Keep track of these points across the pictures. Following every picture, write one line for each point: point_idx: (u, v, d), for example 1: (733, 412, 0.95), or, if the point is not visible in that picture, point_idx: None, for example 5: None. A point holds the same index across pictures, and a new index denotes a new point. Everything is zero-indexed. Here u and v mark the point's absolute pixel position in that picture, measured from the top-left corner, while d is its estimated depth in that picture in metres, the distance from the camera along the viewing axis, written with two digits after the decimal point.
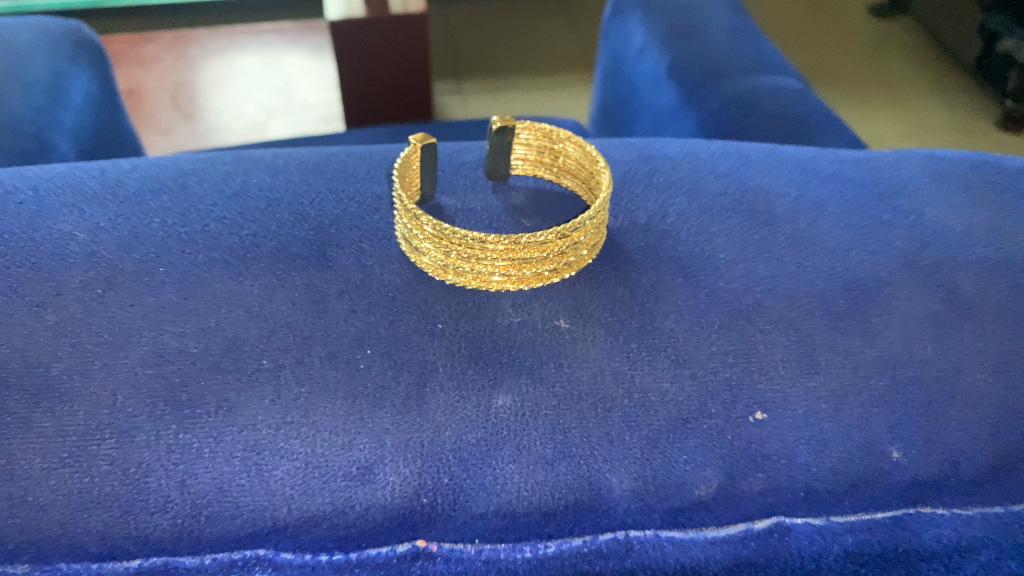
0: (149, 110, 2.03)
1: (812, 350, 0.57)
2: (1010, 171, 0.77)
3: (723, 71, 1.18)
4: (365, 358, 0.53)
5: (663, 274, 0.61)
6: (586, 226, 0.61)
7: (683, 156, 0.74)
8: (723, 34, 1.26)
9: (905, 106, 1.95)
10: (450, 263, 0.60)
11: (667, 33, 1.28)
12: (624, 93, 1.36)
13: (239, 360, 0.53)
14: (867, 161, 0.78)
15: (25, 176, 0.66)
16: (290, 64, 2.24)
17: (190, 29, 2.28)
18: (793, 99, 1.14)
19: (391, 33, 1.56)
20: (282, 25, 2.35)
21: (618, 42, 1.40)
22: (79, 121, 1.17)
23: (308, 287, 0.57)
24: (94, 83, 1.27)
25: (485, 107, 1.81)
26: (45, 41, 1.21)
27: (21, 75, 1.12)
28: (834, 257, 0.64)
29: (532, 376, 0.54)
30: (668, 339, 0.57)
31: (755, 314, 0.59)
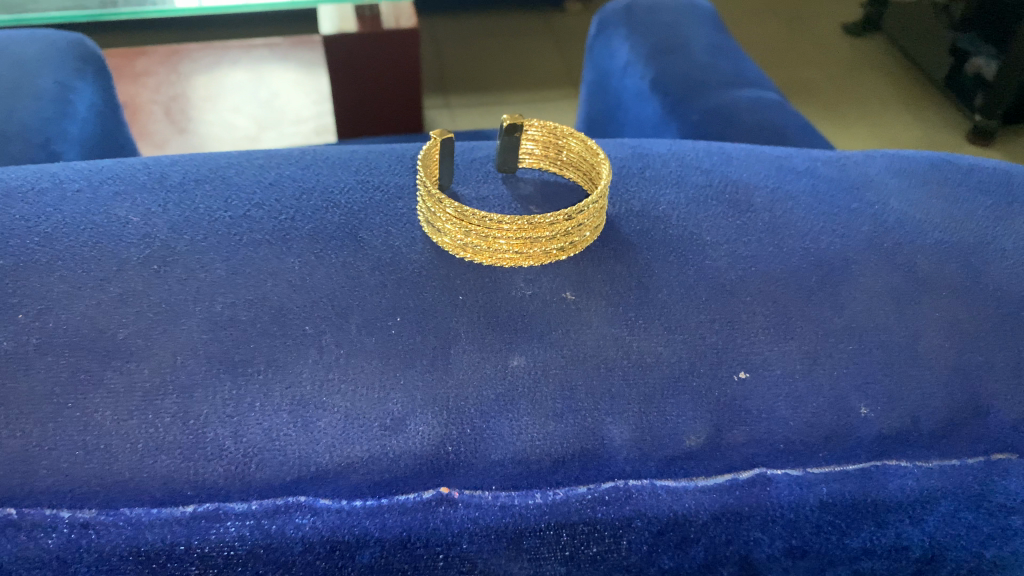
0: (143, 122, 2.09)
1: (788, 319, 0.65)
2: (965, 167, 0.86)
3: (703, 86, 1.27)
4: (397, 325, 0.60)
5: (656, 254, 0.68)
6: (591, 210, 0.67)
7: (672, 154, 0.82)
8: (704, 51, 1.36)
9: (879, 121, 1.94)
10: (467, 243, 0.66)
11: (651, 51, 1.36)
12: (608, 106, 1.42)
13: (286, 326, 0.60)
14: (836, 160, 0.87)
15: (78, 168, 0.73)
16: (279, 79, 2.32)
17: (183, 46, 2.38)
18: (768, 111, 1.23)
19: (385, 48, 1.65)
20: (272, 41, 2.45)
21: (604, 60, 1.46)
22: (86, 131, 1.24)
23: (342, 264, 0.64)
24: (99, 97, 1.34)
25: (473, 121, 1.89)
26: (53, 56, 1.28)
27: (30, 88, 1.18)
28: (806, 240, 0.72)
29: (543, 340, 0.61)
30: (661, 309, 0.64)
31: (738, 289, 0.66)
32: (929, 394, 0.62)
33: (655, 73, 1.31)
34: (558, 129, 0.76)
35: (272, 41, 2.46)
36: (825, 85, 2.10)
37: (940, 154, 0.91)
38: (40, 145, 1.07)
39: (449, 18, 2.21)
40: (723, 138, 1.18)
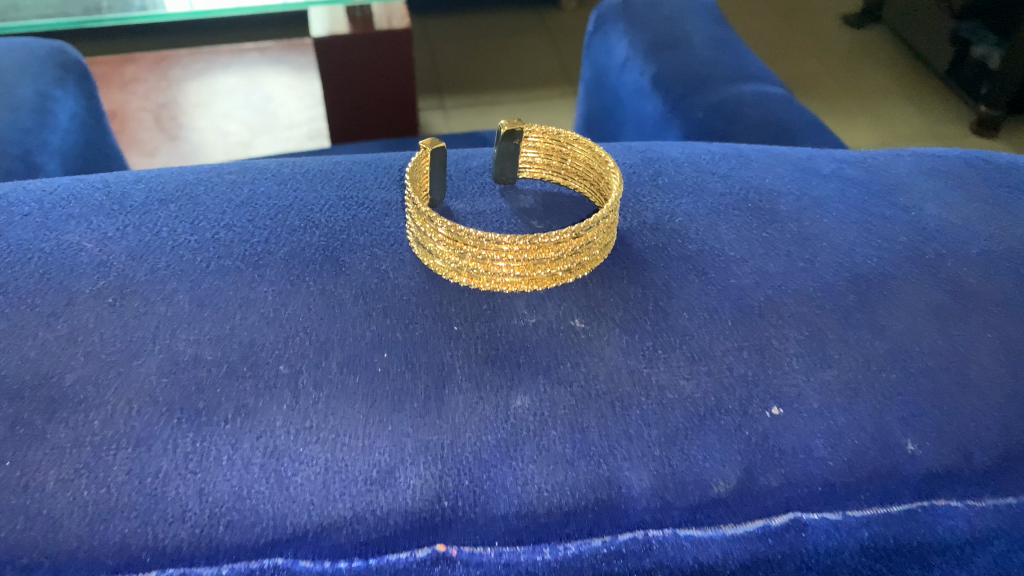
0: (132, 131, 1.97)
1: (824, 343, 0.58)
2: (1003, 166, 0.79)
3: (701, 82, 1.18)
4: (383, 362, 0.53)
5: (675, 272, 0.61)
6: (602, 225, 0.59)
7: (685, 158, 0.75)
8: (705, 44, 1.27)
9: (881, 112, 1.85)
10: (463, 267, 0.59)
11: (651, 46, 1.27)
12: (608, 106, 1.34)
13: (256, 366, 0.52)
14: (863, 161, 0.79)
15: (29, 189, 0.65)
16: (274, 81, 2.18)
17: (173, 52, 2.25)
18: (776, 106, 1.15)
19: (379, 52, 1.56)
20: (265, 44, 2.30)
21: (602, 56, 1.37)
22: (66, 142, 1.16)
23: (322, 291, 0.56)
24: (81, 108, 1.26)
25: (469, 121, 1.82)
26: (32, 64, 1.21)
27: (9, 98, 1.11)
28: (840, 252, 0.64)
29: (550, 376, 0.54)
30: (683, 336, 0.57)
31: (767, 310, 0.59)
32: (985, 426, 0.55)
33: (656, 67, 1.22)
34: (560, 133, 0.69)
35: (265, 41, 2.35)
36: (824, 74, 1.99)
37: (974, 151, 0.84)
38: (10, 158, 1.00)
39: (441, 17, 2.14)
40: (728, 137, 1.10)
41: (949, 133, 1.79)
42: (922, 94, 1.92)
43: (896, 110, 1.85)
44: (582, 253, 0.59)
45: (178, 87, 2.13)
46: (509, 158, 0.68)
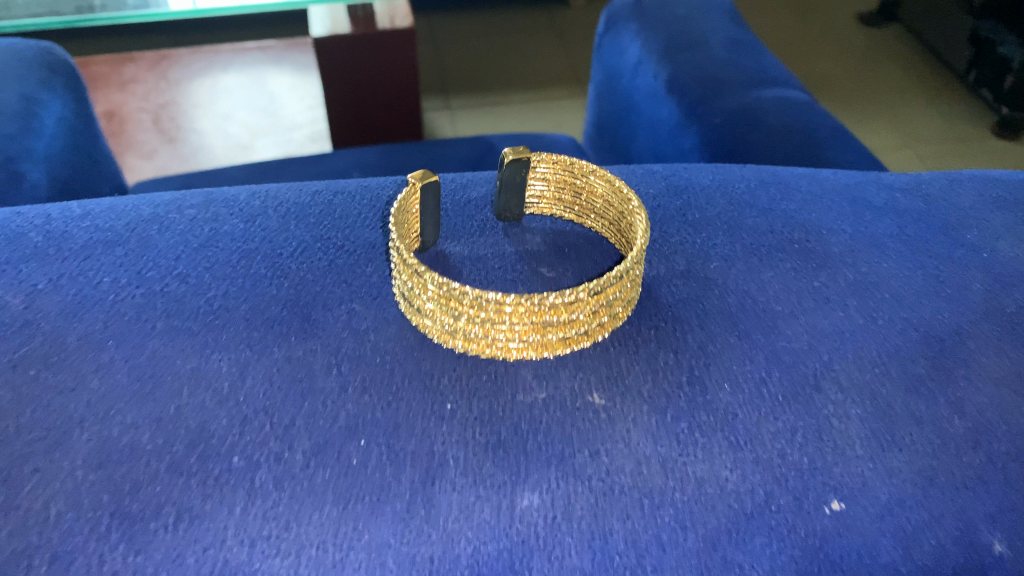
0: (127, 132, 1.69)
1: (892, 422, 0.48)
2: None
3: (721, 83, 0.95)
4: (359, 452, 0.43)
5: (712, 331, 0.51)
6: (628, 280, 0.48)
7: (716, 187, 0.65)
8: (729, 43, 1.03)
9: (895, 108, 1.71)
10: (457, 329, 0.47)
11: (666, 44, 1.02)
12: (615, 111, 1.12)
13: (205, 459, 0.43)
14: (920, 187, 0.69)
15: None
16: (275, 77, 1.86)
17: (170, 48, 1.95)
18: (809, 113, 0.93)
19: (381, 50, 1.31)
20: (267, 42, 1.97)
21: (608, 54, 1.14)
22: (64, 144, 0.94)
23: (289, 360, 0.47)
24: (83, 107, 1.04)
25: (475, 124, 1.71)
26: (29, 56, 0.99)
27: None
28: (904, 305, 0.54)
29: (563, 468, 0.43)
30: (724, 415, 0.47)
31: (823, 380, 0.49)
32: None
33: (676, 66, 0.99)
34: (574, 162, 0.57)
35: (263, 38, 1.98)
36: (842, 59, 1.85)
37: None
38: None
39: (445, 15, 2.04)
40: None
41: (966, 133, 1.64)
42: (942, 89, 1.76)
43: (911, 107, 1.71)
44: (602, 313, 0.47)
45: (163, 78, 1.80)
46: (517, 192, 0.57)
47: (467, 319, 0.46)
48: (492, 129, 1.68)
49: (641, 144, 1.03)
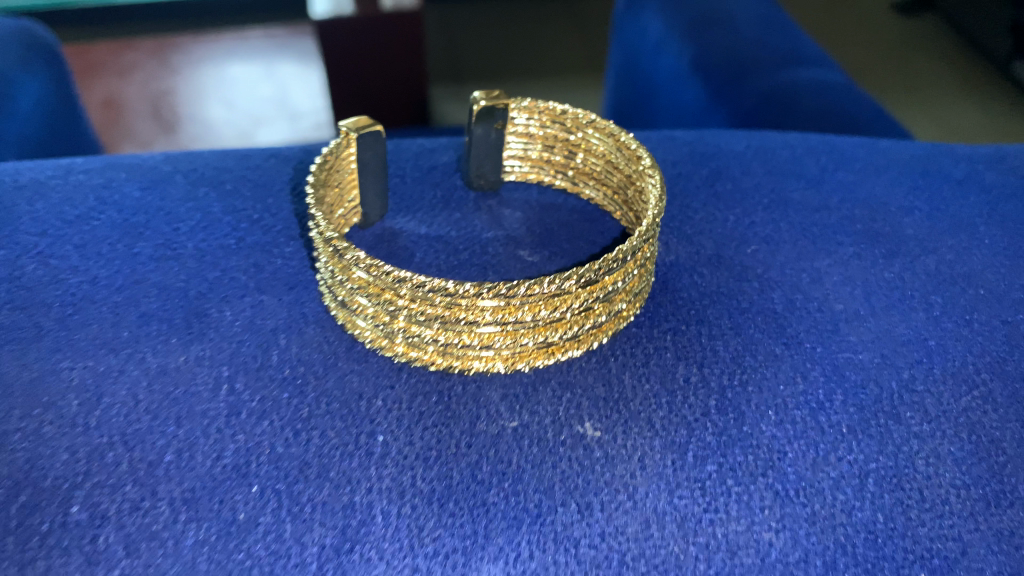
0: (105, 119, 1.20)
1: (1000, 467, 0.34)
2: None
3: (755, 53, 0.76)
4: (248, 504, 0.30)
5: (751, 338, 0.37)
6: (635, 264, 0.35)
7: (752, 153, 0.52)
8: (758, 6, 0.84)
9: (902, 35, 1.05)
10: (394, 330, 0.35)
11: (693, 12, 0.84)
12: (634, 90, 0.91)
13: (32, 508, 0.30)
14: (1014, 157, 0.54)
15: None
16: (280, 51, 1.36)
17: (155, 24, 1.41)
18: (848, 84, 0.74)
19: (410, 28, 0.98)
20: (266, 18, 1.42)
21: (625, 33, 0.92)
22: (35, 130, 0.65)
23: (165, 371, 0.34)
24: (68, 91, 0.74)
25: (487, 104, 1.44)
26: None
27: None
28: (1004, 304, 0.41)
29: (540, 530, 0.30)
30: (770, 457, 0.33)
31: (903, 407, 0.36)
32: None
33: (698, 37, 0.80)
34: (565, 113, 0.45)
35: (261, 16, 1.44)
36: None
37: None
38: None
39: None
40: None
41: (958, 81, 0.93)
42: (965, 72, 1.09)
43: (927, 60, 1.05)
44: (597, 310, 0.35)
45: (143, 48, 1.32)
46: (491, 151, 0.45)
47: (407, 317, 0.34)
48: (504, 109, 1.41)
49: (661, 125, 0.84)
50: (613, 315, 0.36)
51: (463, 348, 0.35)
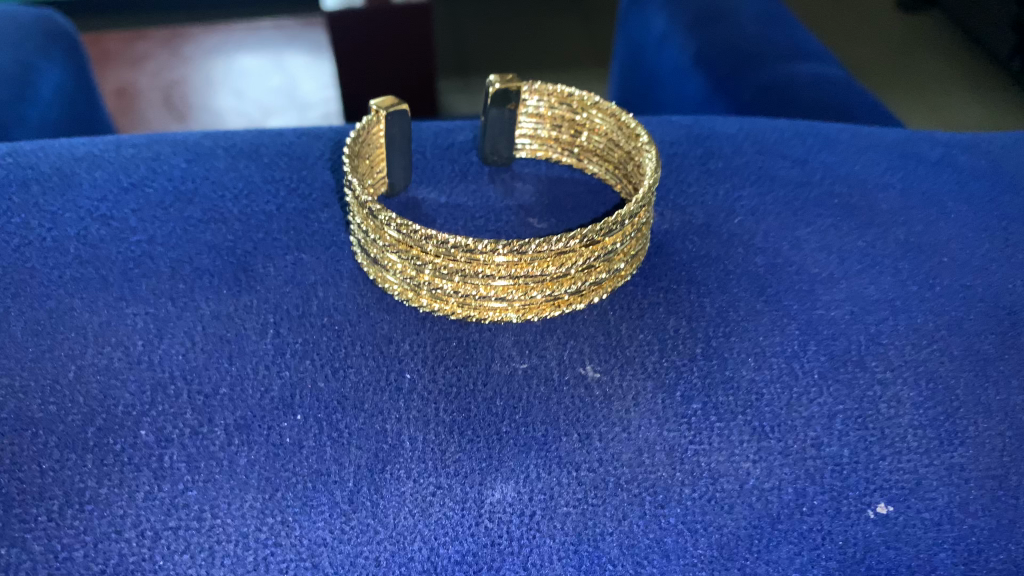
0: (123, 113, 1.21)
1: (953, 410, 0.39)
2: None
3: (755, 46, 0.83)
4: (294, 429, 0.35)
5: (735, 296, 0.42)
6: (632, 228, 0.40)
7: (744, 135, 0.56)
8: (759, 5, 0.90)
9: None
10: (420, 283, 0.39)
11: None
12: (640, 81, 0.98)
13: (108, 430, 0.35)
14: (986, 141, 0.58)
15: None
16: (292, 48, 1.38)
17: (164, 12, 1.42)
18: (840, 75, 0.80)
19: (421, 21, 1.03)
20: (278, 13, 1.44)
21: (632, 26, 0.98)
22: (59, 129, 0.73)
23: (217, 317, 0.39)
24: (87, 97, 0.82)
25: None
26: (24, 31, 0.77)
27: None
28: (966, 270, 0.45)
29: (547, 455, 0.35)
30: (749, 397, 0.38)
31: (869, 357, 0.40)
32: None
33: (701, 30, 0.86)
34: (572, 98, 0.50)
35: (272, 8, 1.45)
36: None
37: None
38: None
39: None
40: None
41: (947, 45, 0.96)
42: None
43: None
44: (599, 266, 0.39)
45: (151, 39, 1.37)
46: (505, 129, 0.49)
47: (432, 271, 0.39)
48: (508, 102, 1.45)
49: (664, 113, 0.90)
50: (612, 274, 0.41)
51: (480, 299, 0.40)
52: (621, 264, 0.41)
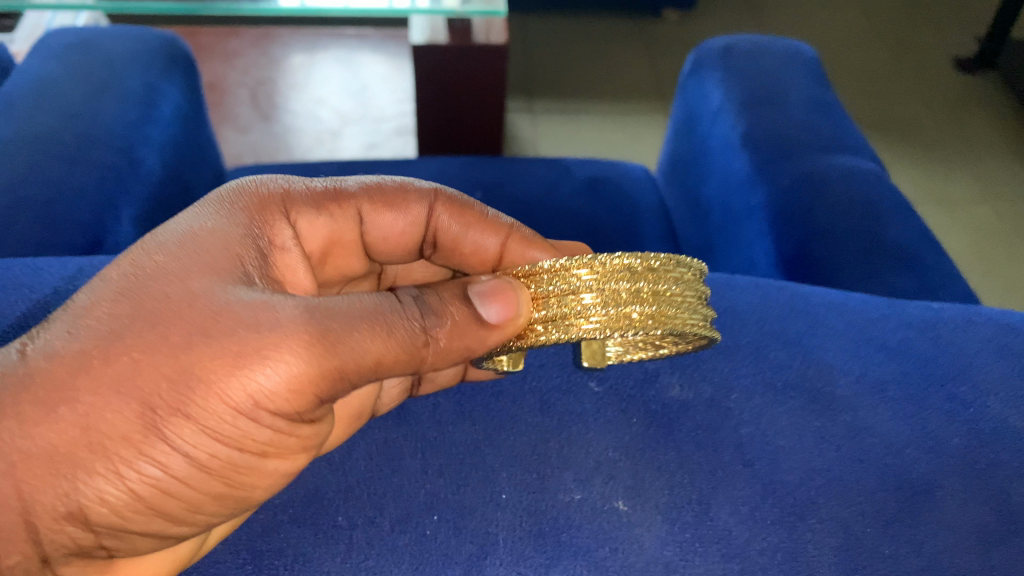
0: (229, 107, 2.10)
1: (859, 552, 0.59)
2: None
3: (798, 147, 1.17)
4: (433, 525, 0.58)
5: (721, 459, 0.63)
6: (667, 277, 0.65)
7: (751, 312, 0.76)
8: (802, 107, 1.25)
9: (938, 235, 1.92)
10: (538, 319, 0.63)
11: (748, 99, 1.26)
12: (694, 150, 1.37)
13: (318, 514, 0.59)
14: (941, 313, 0.78)
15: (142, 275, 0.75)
16: (371, 61, 2.27)
17: (274, 29, 2.35)
18: (869, 184, 1.12)
19: (485, 66, 1.50)
20: (364, 31, 2.37)
21: (694, 98, 1.40)
22: (169, 136, 1.19)
23: (384, 443, 0.63)
24: (185, 98, 1.29)
25: (551, 127, 2.16)
26: (144, 53, 1.24)
27: (117, 88, 1.15)
28: (890, 452, 0.65)
29: (588, 559, 0.57)
30: (721, 532, 0.59)
31: (808, 511, 0.60)
32: None
33: (748, 124, 1.22)
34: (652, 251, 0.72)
35: (363, 33, 2.36)
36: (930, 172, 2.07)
37: None
38: (120, 152, 1.05)
39: (541, 20, 2.47)
40: (810, 214, 1.07)
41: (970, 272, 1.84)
42: (963, 232, 1.94)
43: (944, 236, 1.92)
44: (648, 298, 0.63)
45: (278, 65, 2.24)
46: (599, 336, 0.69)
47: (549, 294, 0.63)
48: (560, 140, 2.13)
49: (709, 186, 1.29)
50: (665, 315, 0.64)
51: (579, 314, 0.62)
52: (667, 306, 0.64)
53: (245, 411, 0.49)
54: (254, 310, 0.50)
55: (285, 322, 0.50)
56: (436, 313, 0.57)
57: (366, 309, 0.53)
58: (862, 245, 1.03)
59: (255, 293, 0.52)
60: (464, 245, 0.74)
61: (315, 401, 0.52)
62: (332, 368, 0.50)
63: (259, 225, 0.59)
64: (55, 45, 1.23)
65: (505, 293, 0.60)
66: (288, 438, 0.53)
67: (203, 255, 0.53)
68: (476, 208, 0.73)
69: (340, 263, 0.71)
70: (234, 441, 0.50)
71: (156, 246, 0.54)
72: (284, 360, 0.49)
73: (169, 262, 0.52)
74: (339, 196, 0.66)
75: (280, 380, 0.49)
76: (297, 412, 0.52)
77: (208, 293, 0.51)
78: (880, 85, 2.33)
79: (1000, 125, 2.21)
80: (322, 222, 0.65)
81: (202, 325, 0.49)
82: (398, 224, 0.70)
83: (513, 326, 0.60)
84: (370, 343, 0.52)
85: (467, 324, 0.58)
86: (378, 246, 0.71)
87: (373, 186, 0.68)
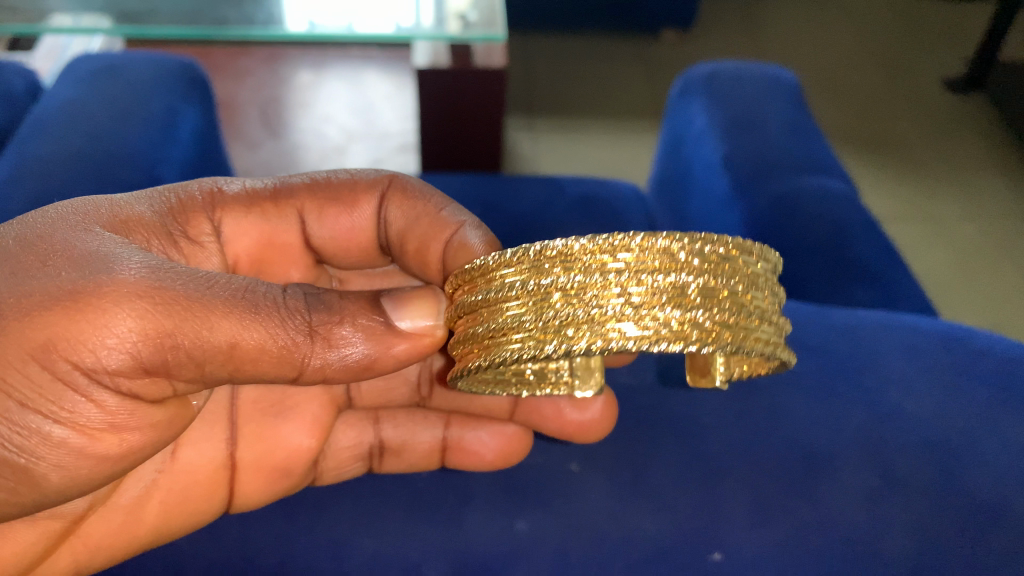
0: (239, 123, 2.25)
1: (768, 509, 0.75)
2: (977, 350, 0.88)
3: (769, 168, 1.30)
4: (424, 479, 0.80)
5: (662, 435, 0.82)
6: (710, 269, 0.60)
7: None
8: (777, 130, 1.39)
9: (909, 252, 2.06)
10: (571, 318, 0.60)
11: (728, 123, 1.40)
12: (681, 167, 1.52)
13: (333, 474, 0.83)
14: (869, 316, 0.92)
15: None
16: (377, 81, 2.43)
17: (283, 50, 2.51)
18: (837, 203, 1.26)
19: (487, 89, 1.64)
20: (370, 51, 2.53)
21: (679, 121, 1.55)
22: (188, 154, 1.34)
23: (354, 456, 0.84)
24: (201, 118, 1.44)
25: (548, 143, 2.31)
26: (164, 79, 1.38)
27: (140, 111, 1.29)
28: (796, 431, 0.80)
29: (546, 508, 0.77)
30: (654, 488, 0.77)
31: (727, 475, 0.77)
32: None
33: (728, 146, 1.36)
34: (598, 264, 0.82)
35: (370, 53, 2.51)
36: (904, 191, 2.21)
37: (963, 325, 0.93)
38: (142, 169, 1.18)
39: (542, 39, 2.64)
40: (780, 229, 1.20)
41: (942, 286, 1.97)
42: (934, 248, 2.07)
43: (917, 253, 2.06)
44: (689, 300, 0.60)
45: (287, 85, 2.39)
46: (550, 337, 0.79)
47: (572, 287, 0.60)
48: (558, 156, 2.28)
49: (692, 203, 1.44)
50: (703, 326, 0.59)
51: (606, 320, 0.60)
52: (705, 312, 0.60)
53: (62, 355, 0.57)
54: (95, 258, 0.59)
55: (119, 277, 0.58)
56: (330, 311, 0.66)
57: (229, 296, 0.61)
58: (816, 257, 1.17)
59: (117, 245, 0.62)
60: (409, 238, 0.83)
61: (129, 361, 0.59)
62: (156, 325, 0.59)
63: (186, 214, 0.76)
64: (86, 72, 1.38)
65: (429, 302, 0.71)
66: (87, 408, 0.59)
67: (77, 228, 0.63)
68: (411, 197, 0.84)
69: (286, 266, 0.87)
70: (31, 390, 0.57)
71: (50, 216, 0.64)
72: (109, 312, 0.57)
73: (48, 232, 0.62)
74: (280, 191, 0.82)
75: (125, 346, 0.58)
76: (105, 374, 0.59)
77: (67, 240, 0.61)
78: (864, 107, 2.47)
79: (985, 147, 2.33)
80: (247, 216, 0.81)
81: (41, 270, 0.58)
82: (343, 219, 0.84)
83: (425, 340, 0.70)
84: (224, 322, 0.61)
85: (370, 328, 0.67)
86: (325, 239, 0.85)
87: (312, 190, 0.83)
